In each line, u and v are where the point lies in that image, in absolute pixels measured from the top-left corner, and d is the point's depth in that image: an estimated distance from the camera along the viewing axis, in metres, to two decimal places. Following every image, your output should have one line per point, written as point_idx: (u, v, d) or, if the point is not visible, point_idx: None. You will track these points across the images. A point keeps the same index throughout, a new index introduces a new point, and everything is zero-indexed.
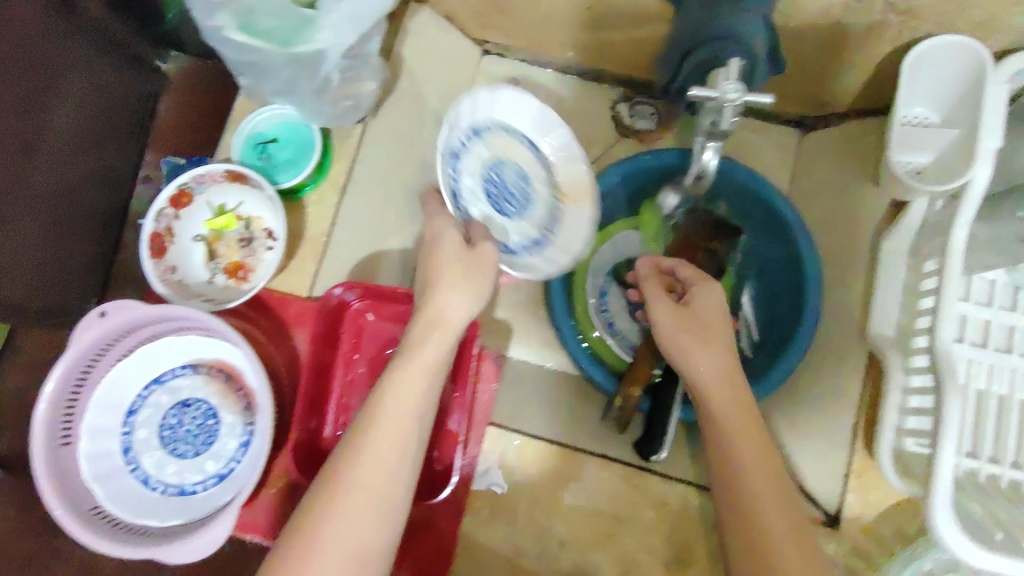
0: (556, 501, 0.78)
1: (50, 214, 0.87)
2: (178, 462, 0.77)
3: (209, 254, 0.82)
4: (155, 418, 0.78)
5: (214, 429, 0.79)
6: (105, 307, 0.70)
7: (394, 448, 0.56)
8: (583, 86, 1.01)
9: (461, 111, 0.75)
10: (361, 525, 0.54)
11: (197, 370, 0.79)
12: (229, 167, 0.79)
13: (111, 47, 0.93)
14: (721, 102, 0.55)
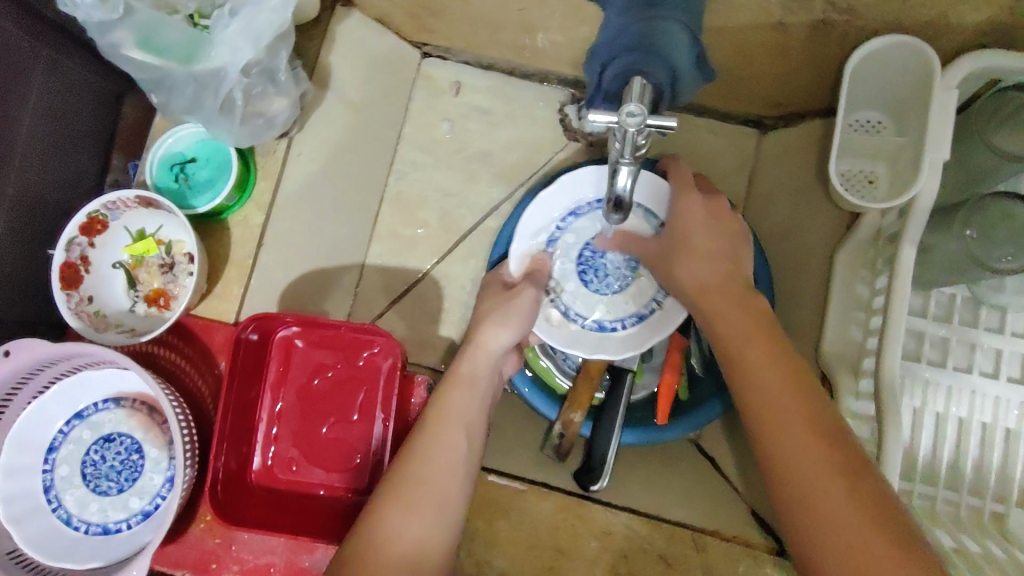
0: (495, 534, 0.74)
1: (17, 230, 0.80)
2: (101, 500, 0.73)
3: (128, 281, 0.78)
4: (76, 454, 0.74)
5: (137, 464, 0.74)
6: (9, 345, 0.67)
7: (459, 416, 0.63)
8: (529, 89, 0.96)
9: (548, 205, 0.81)
10: (441, 479, 0.59)
11: (121, 402, 0.75)
12: (139, 194, 0.75)
13: (76, 47, 0.83)
14: (622, 127, 0.51)
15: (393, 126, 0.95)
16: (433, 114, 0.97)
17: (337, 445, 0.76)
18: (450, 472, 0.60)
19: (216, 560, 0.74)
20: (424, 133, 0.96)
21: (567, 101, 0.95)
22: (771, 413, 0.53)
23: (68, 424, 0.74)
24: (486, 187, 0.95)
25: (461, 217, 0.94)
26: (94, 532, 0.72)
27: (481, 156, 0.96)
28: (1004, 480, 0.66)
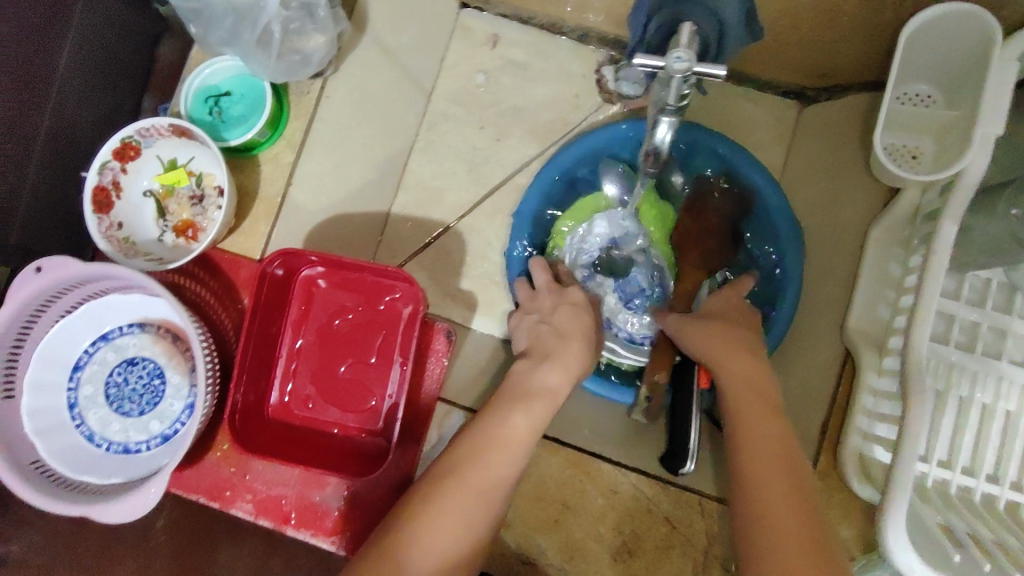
0: None
1: (58, 164, 0.80)
2: (123, 421, 0.75)
3: (158, 211, 0.79)
4: (100, 374, 0.75)
5: (160, 389, 0.75)
6: (40, 261, 0.67)
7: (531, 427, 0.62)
8: (567, 47, 0.95)
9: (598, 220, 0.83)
10: (475, 491, 0.57)
11: (144, 328, 0.76)
12: (173, 121, 0.75)
13: None
14: (669, 73, 0.50)
15: (426, 74, 0.93)
16: (468, 65, 0.95)
17: (353, 387, 0.76)
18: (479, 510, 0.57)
19: (230, 488, 0.76)
20: (458, 83, 0.94)
21: (605, 61, 0.94)
22: (754, 463, 0.55)
23: (94, 345, 0.75)
24: (515, 143, 0.93)
25: (490, 172, 0.93)
26: (115, 451, 0.74)
27: (515, 111, 0.94)
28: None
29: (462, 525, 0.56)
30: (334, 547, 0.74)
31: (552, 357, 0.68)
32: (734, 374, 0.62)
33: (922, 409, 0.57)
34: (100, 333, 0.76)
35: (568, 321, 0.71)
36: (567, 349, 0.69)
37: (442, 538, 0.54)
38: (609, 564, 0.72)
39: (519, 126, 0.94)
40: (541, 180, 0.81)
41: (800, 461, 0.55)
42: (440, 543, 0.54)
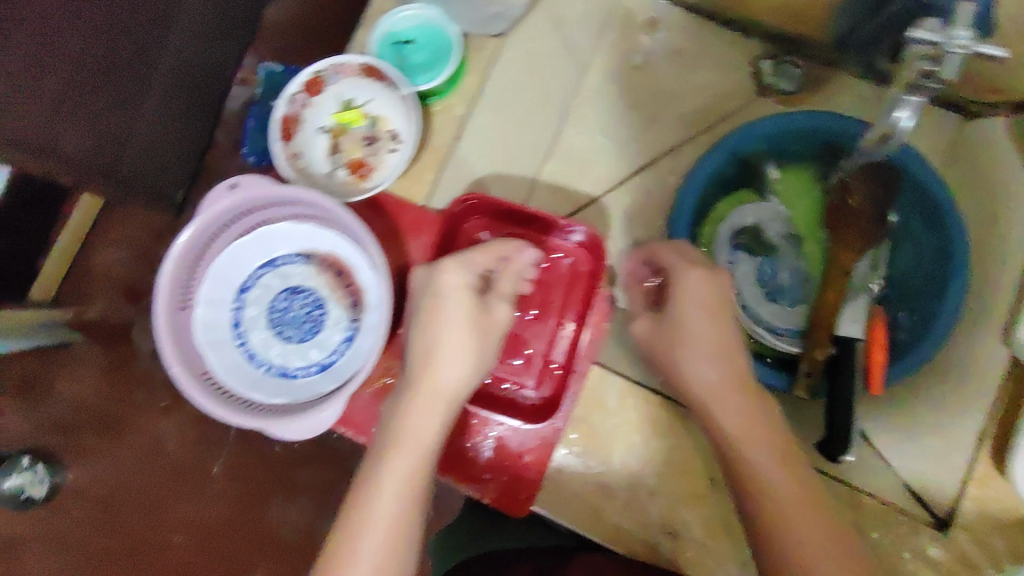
0: (653, 453, 0.76)
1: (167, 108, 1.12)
2: (284, 346, 0.77)
3: (332, 147, 0.80)
4: (265, 298, 0.77)
5: (319, 319, 0.77)
6: (238, 178, 0.69)
7: (419, 433, 0.62)
8: (729, 37, 0.94)
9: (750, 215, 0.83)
10: (375, 527, 0.58)
11: (311, 258, 0.77)
12: (365, 59, 0.75)
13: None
14: (948, 50, 0.53)
15: (586, 47, 0.93)
16: (624, 45, 0.93)
17: (508, 340, 0.79)
18: (400, 539, 0.59)
19: (377, 425, 0.76)
20: (615, 60, 0.93)
21: (762, 55, 0.93)
22: (789, 525, 0.61)
23: (261, 269, 0.77)
24: (667, 126, 0.93)
25: (639, 153, 0.92)
26: (274, 373, 0.76)
27: (670, 94, 0.94)
28: None
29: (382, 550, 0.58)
30: (480, 493, 0.77)
31: (424, 380, 0.63)
32: (728, 416, 0.67)
33: None
34: (267, 258, 0.77)
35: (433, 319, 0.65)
36: (433, 364, 0.64)
37: (365, 551, 0.58)
38: (755, 547, 0.73)
39: (672, 112, 0.93)
40: (708, 165, 0.80)
41: (827, 504, 0.64)
42: (370, 557, 0.58)
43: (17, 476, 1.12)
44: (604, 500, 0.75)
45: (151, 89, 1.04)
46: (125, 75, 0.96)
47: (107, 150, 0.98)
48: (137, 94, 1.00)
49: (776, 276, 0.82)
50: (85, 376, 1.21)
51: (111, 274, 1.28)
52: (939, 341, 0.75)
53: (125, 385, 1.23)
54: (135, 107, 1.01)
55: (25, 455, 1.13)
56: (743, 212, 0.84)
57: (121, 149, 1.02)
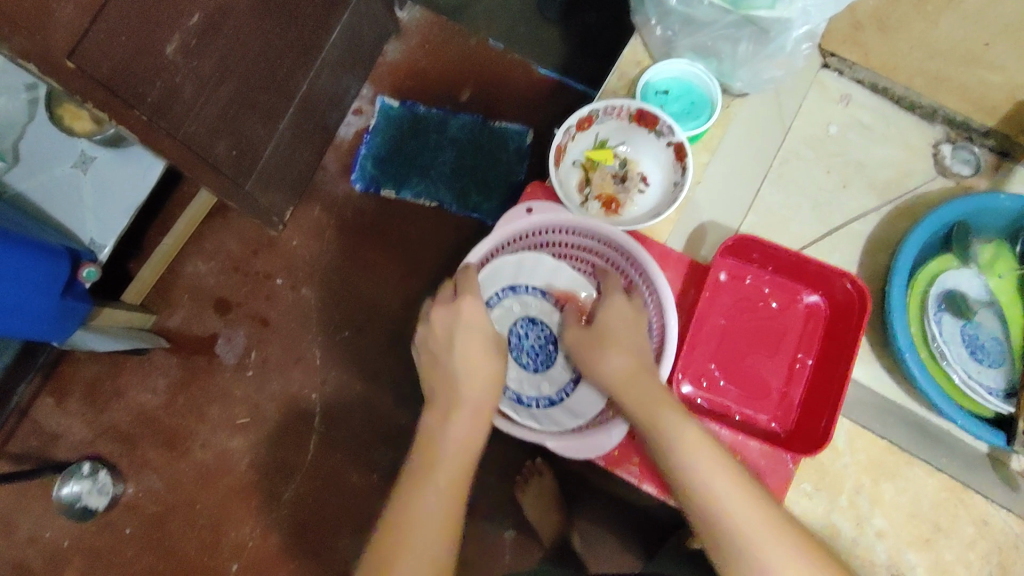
0: (880, 495, 0.79)
1: (291, 137, 1.40)
2: (519, 371, 0.87)
3: (585, 180, 0.87)
4: (505, 320, 0.87)
5: (551, 353, 0.87)
6: (536, 204, 0.82)
7: (460, 445, 0.70)
8: (910, 120, 1.05)
9: (956, 282, 0.90)
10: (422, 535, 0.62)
11: (548, 294, 0.86)
12: (644, 106, 0.82)
13: (349, 51, 1.48)
14: None
15: (787, 117, 1.02)
16: (816, 118, 1.04)
17: (751, 376, 0.82)
18: (447, 529, 0.63)
19: (620, 449, 0.79)
20: (809, 130, 1.04)
21: (941, 138, 1.05)
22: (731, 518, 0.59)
23: (506, 292, 0.87)
24: (855, 194, 1.02)
25: (831, 214, 1.01)
26: (508, 396, 0.85)
27: (857, 166, 1.03)
28: None
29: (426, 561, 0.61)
30: None
31: (460, 403, 0.72)
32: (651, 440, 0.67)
33: None
34: (512, 284, 0.86)
35: (465, 341, 0.75)
36: (469, 381, 0.73)
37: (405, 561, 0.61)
38: None
39: (859, 181, 1.03)
40: (924, 226, 0.87)
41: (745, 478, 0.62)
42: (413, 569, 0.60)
43: (77, 484, 1.40)
44: (832, 538, 0.77)
45: (279, 121, 1.32)
46: (262, 110, 1.25)
47: (242, 161, 1.26)
48: (269, 122, 1.29)
49: (983, 343, 0.88)
50: (156, 386, 1.48)
51: (203, 289, 1.52)
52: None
53: (198, 397, 1.48)
54: (265, 131, 1.29)
55: (89, 461, 1.41)
56: (951, 279, 0.90)
57: (251, 163, 1.29)
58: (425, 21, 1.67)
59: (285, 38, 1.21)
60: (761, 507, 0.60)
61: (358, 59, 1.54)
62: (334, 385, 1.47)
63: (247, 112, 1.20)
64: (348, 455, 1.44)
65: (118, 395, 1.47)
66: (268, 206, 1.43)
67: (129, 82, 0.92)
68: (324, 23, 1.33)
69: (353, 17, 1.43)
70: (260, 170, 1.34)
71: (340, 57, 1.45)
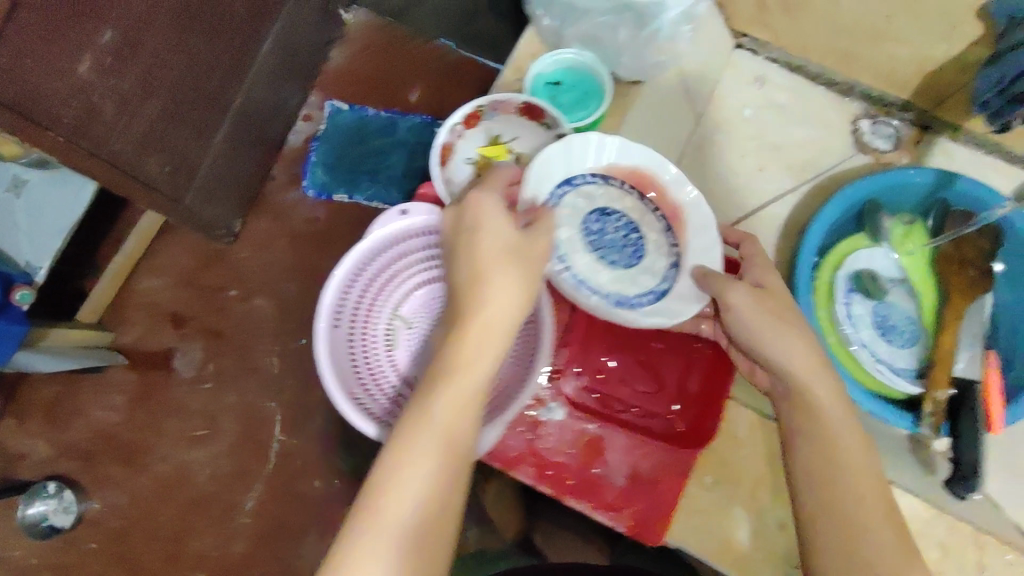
0: (782, 484, 0.77)
1: (231, 147, 1.35)
2: (612, 271, 0.81)
3: (477, 177, 0.84)
4: (573, 219, 0.81)
5: (637, 242, 0.82)
6: (412, 205, 0.72)
7: (471, 356, 0.62)
8: (829, 98, 1.02)
9: (866, 261, 0.88)
10: (434, 483, 0.58)
11: (608, 180, 0.80)
12: (529, 99, 0.80)
13: (286, 53, 1.42)
14: None
15: (700, 102, 1.00)
16: (732, 102, 1.02)
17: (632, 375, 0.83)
18: (456, 438, 0.59)
19: (517, 452, 0.80)
20: (723, 115, 1.02)
21: (860, 115, 1.01)
22: (835, 494, 0.63)
23: (564, 187, 0.79)
24: (771, 177, 1.00)
25: (747, 199, 0.99)
26: (610, 300, 0.79)
27: (773, 148, 1.01)
28: None
29: (424, 489, 0.57)
30: (611, 521, 0.77)
31: (477, 313, 0.63)
32: (799, 430, 0.67)
33: None
34: (567, 177, 0.79)
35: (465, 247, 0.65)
36: (490, 292, 0.64)
37: (409, 496, 0.57)
38: None
39: (778, 162, 1.00)
40: (827, 214, 0.85)
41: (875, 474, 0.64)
42: (384, 530, 0.55)
43: (43, 503, 1.41)
44: (736, 529, 0.77)
45: (215, 134, 1.28)
46: (194, 125, 1.21)
47: (175, 178, 1.22)
48: (205, 134, 1.25)
49: (892, 324, 0.87)
50: (114, 403, 1.48)
51: (155, 304, 1.52)
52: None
53: (156, 412, 1.48)
54: (202, 145, 1.26)
55: (54, 481, 1.42)
56: (860, 258, 0.88)
57: (186, 178, 1.25)
58: (365, 23, 1.64)
59: (214, 48, 1.17)
60: (864, 477, 0.63)
61: (295, 65, 1.48)
62: (287, 394, 1.47)
63: (175, 124, 1.16)
64: (306, 464, 1.44)
65: (76, 413, 1.47)
66: (212, 219, 1.41)
67: (33, 104, 0.88)
68: (259, 30, 1.28)
69: (290, 22, 1.38)
70: (198, 184, 1.30)
71: (280, 66, 1.40)
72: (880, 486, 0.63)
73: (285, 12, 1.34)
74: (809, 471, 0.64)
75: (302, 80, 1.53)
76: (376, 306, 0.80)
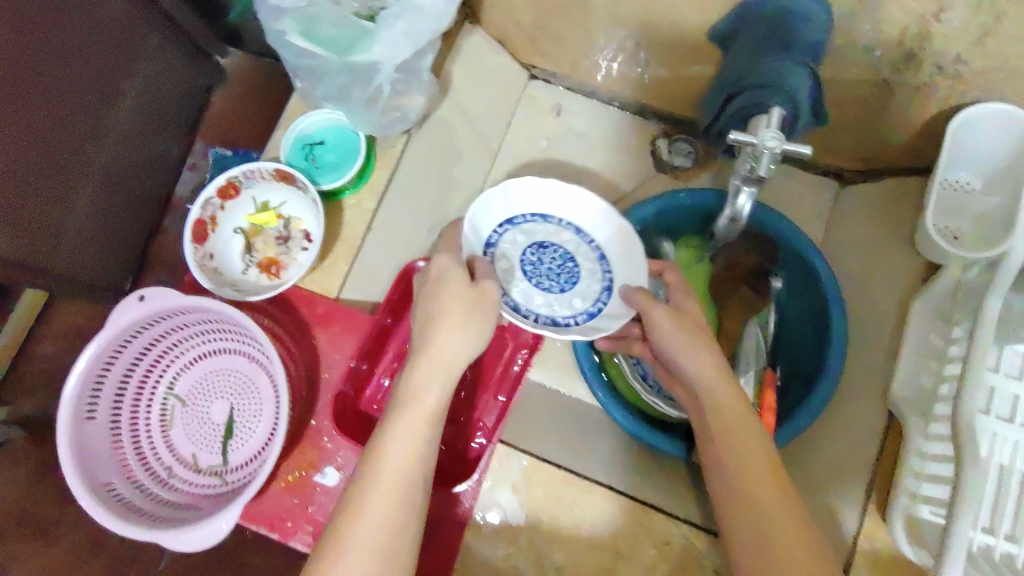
0: (558, 527, 0.78)
1: (110, 186, 1.01)
2: (546, 296, 0.79)
3: (246, 247, 0.84)
4: (513, 253, 0.79)
5: (574, 271, 0.80)
6: (147, 291, 0.72)
7: (420, 384, 0.58)
8: (625, 120, 0.99)
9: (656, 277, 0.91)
10: (389, 530, 0.53)
11: (548, 220, 0.81)
12: (278, 166, 0.81)
13: (183, 46, 1.07)
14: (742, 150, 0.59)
15: (493, 136, 0.98)
16: (530, 133, 1.00)
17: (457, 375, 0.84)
18: (413, 483, 0.55)
19: (293, 519, 0.79)
20: (522, 147, 1.00)
21: (658, 135, 0.98)
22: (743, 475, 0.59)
23: (504, 227, 0.80)
24: None
25: None
26: (543, 322, 0.77)
27: (573, 177, 0.99)
28: None
29: (388, 531, 0.53)
30: None
31: (429, 347, 0.59)
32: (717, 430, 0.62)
33: (974, 476, 0.61)
34: (508, 217, 0.80)
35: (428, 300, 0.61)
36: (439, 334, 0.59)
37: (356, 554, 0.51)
38: None
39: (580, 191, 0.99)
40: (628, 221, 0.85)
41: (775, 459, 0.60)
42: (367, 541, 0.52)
43: None
44: None
45: (86, 172, 0.95)
46: (56, 169, 0.90)
47: (38, 241, 0.90)
48: (74, 175, 0.93)
49: None
50: None
51: None
52: (832, 387, 0.78)
53: None
54: (74, 193, 0.94)
55: None
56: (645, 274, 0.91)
57: (53, 235, 0.92)
58: None
59: (58, 57, 0.84)
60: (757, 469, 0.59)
61: (183, 74, 1.10)
62: None
63: (19, 169, 0.83)
64: None
65: None
66: (104, 277, 1.05)
67: None
68: (127, 76, 0.96)
69: (160, 65, 1.03)
70: (71, 239, 0.96)
71: (149, 117, 1.05)
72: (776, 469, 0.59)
73: (153, 49, 1.00)
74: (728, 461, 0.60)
75: (178, 131, 1.13)
76: (145, 389, 0.80)
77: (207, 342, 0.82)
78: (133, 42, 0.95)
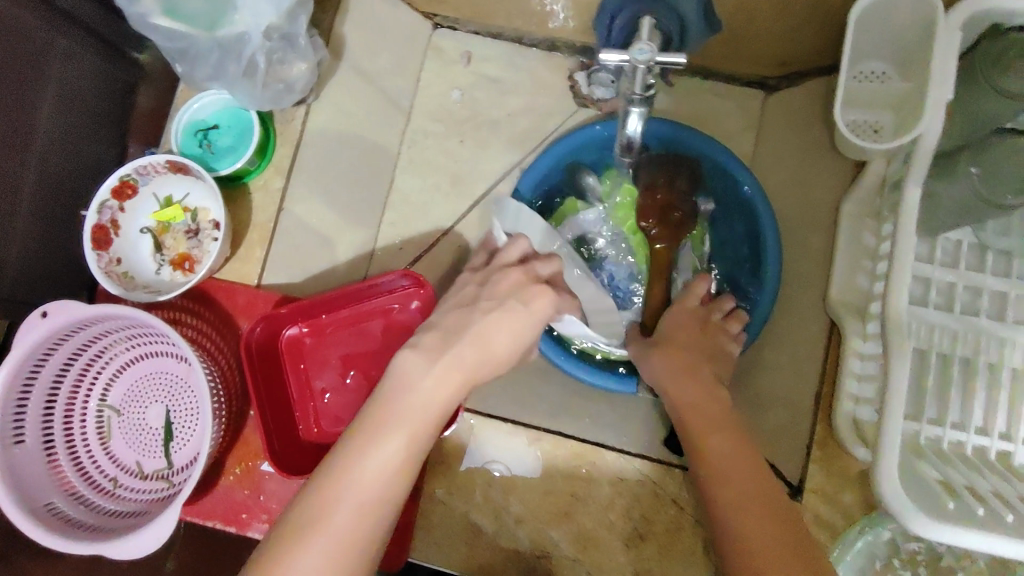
0: (512, 481, 0.76)
1: (49, 206, 0.83)
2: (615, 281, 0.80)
3: (155, 246, 0.81)
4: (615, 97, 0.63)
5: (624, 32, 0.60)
6: (48, 306, 0.70)
7: (420, 407, 0.53)
8: (538, 58, 0.94)
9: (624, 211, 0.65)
10: (344, 535, 0.47)
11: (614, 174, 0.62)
12: (170, 158, 0.78)
13: (95, 38, 0.85)
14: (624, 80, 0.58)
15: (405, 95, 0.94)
16: (438, 86, 0.95)
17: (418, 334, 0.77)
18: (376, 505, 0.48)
19: (247, 511, 0.77)
20: (436, 102, 0.94)
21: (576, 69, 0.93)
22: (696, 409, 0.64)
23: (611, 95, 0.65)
24: (496, 154, 0.93)
25: (476, 182, 0.92)
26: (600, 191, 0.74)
27: (492, 124, 0.93)
28: (988, 416, 0.68)
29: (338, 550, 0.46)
30: None
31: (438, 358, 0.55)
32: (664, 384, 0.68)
33: (903, 368, 0.59)
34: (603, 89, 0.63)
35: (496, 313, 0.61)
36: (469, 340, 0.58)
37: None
38: (621, 551, 0.73)
39: (499, 138, 0.93)
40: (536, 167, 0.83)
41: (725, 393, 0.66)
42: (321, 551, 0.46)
43: None
44: (474, 537, 0.75)
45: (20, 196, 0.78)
46: None
47: None
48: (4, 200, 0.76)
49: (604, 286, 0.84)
50: None
51: None
52: (773, 294, 0.76)
53: None
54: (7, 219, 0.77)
55: None
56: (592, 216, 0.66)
57: None
58: None
59: None
60: (732, 430, 0.61)
61: (104, 66, 0.88)
62: None
63: None
64: None
65: None
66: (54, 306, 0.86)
67: None
68: (39, 81, 0.78)
69: (77, 63, 0.83)
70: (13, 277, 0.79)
71: (80, 123, 0.85)
72: (767, 503, 0.54)
73: (63, 47, 0.80)
74: (713, 467, 0.58)
75: (114, 134, 0.92)
76: (75, 403, 0.77)
77: (132, 348, 0.79)
78: (32, 42, 0.76)
